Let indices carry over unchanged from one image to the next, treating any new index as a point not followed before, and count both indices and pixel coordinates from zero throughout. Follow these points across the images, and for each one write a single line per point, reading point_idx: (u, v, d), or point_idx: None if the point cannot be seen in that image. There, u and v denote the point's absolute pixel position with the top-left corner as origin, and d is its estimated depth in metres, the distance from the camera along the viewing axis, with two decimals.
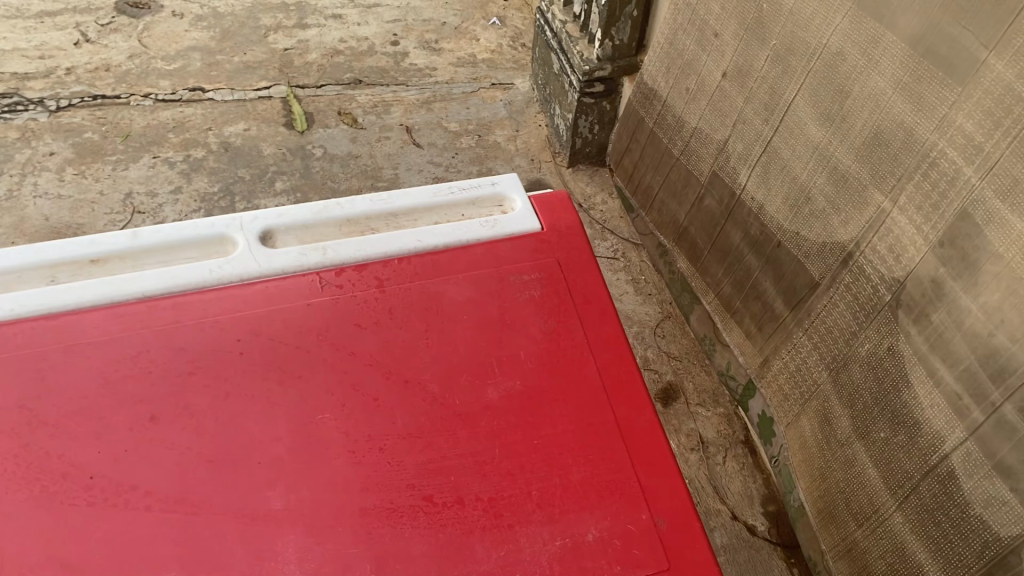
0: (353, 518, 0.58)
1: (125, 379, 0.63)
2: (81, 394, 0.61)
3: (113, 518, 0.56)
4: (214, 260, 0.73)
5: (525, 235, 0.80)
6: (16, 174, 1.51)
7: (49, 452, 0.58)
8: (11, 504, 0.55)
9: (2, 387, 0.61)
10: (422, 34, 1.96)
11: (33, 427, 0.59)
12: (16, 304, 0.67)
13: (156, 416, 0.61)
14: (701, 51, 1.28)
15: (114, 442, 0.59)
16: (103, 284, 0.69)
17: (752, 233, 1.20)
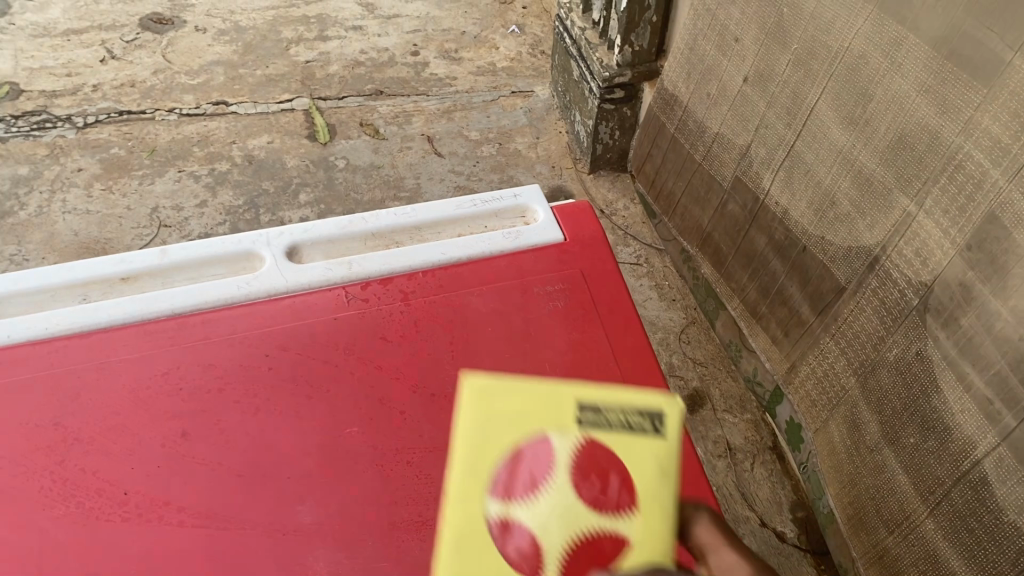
0: (384, 533, 0.58)
1: (156, 396, 0.63)
2: (114, 412, 0.62)
3: (148, 534, 0.56)
4: (241, 276, 0.74)
5: (547, 245, 0.80)
6: (46, 190, 1.54)
7: (83, 469, 0.59)
8: (49, 520, 0.56)
9: (37, 405, 0.62)
10: (442, 44, 1.97)
11: (67, 445, 0.60)
12: (49, 323, 0.68)
13: (188, 432, 0.62)
14: (721, 56, 1.27)
15: (147, 459, 0.60)
16: (135, 302, 0.70)
17: (776, 238, 1.20)
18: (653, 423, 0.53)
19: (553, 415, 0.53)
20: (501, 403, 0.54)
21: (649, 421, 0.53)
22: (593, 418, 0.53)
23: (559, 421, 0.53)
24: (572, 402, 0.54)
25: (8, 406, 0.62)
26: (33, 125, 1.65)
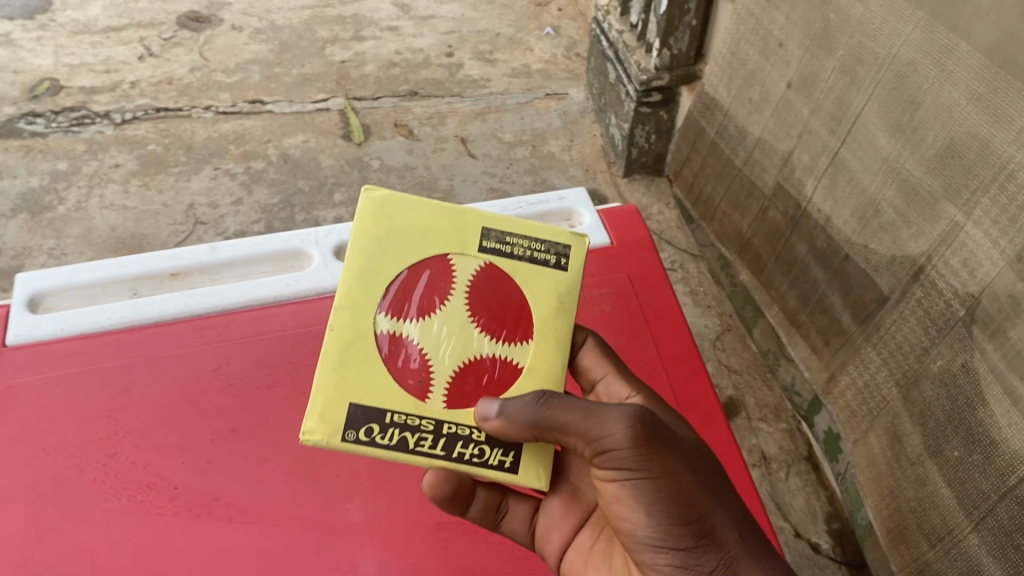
0: (432, 534, 0.62)
1: (206, 392, 0.66)
2: (165, 406, 0.65)
3: (201, 526, 0.59)
4: (289, 274, 0.78)
5: (594, 249, 0.82)
6: (84, 186, 1.56)
7: (135, 462, 0.62)
8: (103, 512, 0.59)
9: (90, 398, 0.65)
10: (477, 45, 1.95)
11: (118, 438, 0.63)
12: (101, 317, 0.71)
13: (237, 428, 0.65)
14: (764, 61, 1.26)
15: (198, 453, 0.63)
16: (186, 298, 0.73)
17: (818, 246, 1.18)
18: (556, 256, 0.64)
19: (457, 239, 0.63)
20: (407, 221, 0.63)
21: (553, 255, 0.64)
22: (494, 246, 0.64)
23: (463, 247, 0.63)
24: (477, 229, 0.64)
25: (62, 398, 0.65)
26: (72, 121, 1.67)
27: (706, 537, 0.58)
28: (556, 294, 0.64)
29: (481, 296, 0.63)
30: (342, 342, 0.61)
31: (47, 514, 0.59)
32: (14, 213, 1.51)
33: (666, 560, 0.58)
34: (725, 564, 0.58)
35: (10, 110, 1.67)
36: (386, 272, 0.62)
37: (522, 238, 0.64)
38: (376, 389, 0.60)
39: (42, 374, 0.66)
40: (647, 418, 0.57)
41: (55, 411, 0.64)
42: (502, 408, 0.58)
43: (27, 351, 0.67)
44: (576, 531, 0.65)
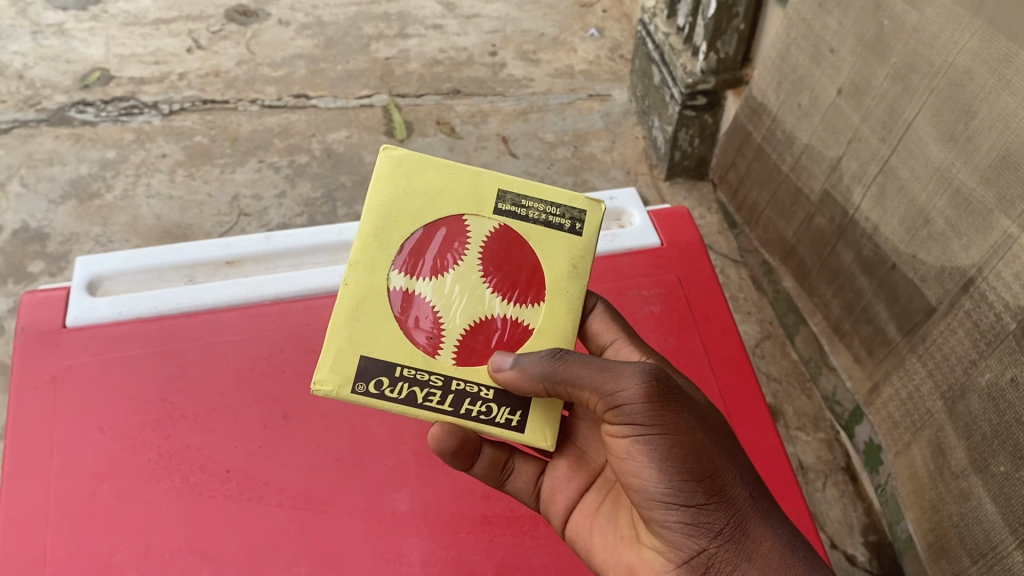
0: (477, 526, 0.68)
1: (258, 378, 0.73)
2: (220, 390, 0.72)
3: (248, 508, 0.66)
4: (340, 265, 0.84)
5: (644, 248, 0.86)
6: (131, 175, 1.59)
7: (188, 444, 0.69)
8: (156, 491, 0.66)
9: (148, 381, 0.72)
10: (520, 44, 1.95)
11: (174, 421, 0.70)
12: (158, 302, 0.78)
13: (288, 415, 0.72)
14: (814, 67, 1.25)
15: (248, 440, 0.70)
16: (239, 286, 0.80)
17: (865, 254, 1.17)
18: (572, 221, 0.67)
19: (474, 200, 0.66)
20: (424, 181, 0.66)
21: (568, 219, 0.67)
22: (509, 208, 0.67)
23: (477, 207, 0.66)
24: (493, 190, 0.66)
25: (120, 381, 0.72)
26: (121, 110, 1.70)
27: (717, 494, 0.59)
28: (570, 258, 0.67)
29: (495, 256, 0.66)
30: (357, 293, 0.63)
31: (103, 491, 0.66)
32: (63, 199, 1.54)
33: (676, 518, 0.59)
34: (734, 521, 0.59)
35: (62, 99, 1.70)
36: (403, 229, 0.65)
37: (537, 202, 0.67)
38: (388, 342, 0.62)
39: (103, 358, 0.74)
40: (661, 377, 0.59)
41: (114, 393, 0.71)
42: (516, 362, 0.60)
43: (86, 333, 0.75)
44: (582, 493, 0.68)
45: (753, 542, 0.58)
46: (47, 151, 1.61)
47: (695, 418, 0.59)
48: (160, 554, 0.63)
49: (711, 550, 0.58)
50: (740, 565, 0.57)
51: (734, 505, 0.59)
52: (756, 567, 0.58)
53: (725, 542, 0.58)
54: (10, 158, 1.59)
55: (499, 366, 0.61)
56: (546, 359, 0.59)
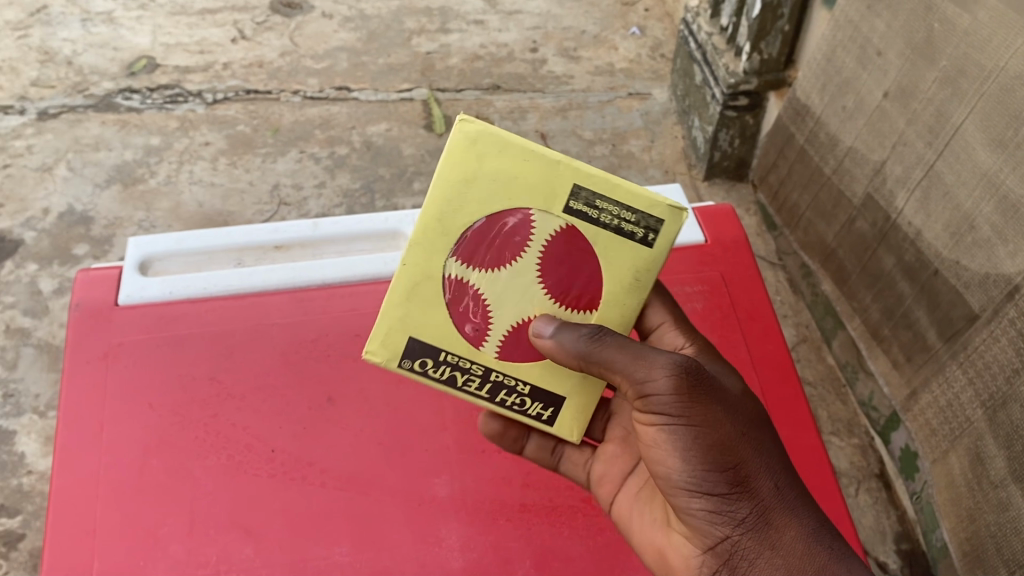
0: (516, 514, 0.70)
1: (304, 361, 0.77)
2: (266, 372, 0.76)
3: (292, 487, 0.69)
4: (386, 253, 0.87)
5: (689, 245, 0.87)
6: (175, 161, 1.61)
7: (235, 423, 0.72)
8: (203, 468, 0.69)
9: (199, 360, 0.76)
10: (561, 41, 1.94)
11: (222, 399, 0.74)
12: (208, 283, 0.81)
13: (333, 398, 0.74)
14: (861, 69, 1.24)
15: (293, 421, 0.73)
16: (287, 271, 0.83)
17: (906, 259, 1.16)
18: (644, 230, 0.63)
19: (545, 195, 0.63)
20: (496, 166, 0.63)
21: (641, 229, 0.63)
22: (581, 207, 0.63)
23: (548, 202, 0.63)
24: (568, 185, 0.62)
25: (169, 360, 0.75)
26: (166, 98, 1.72)
27: (742, 484, 0.59)
28: (634, 269, 0.64)
29: (554, 255, 0.64)
30: (412, 277, 0.65)
31: (151, 466, 0.69)
32: (108, 183, 1.57)
33: (700, 505, 0.59)
34: (758, 510, 0.59)
35: (109, 85, 1.73)
36: (468, 215, 0.63)
37: (614, 206, 0.63)
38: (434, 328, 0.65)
39: (154, 337, 0.77)
40: (692, 366, 0.59)
41: (164, 371, 0.75)
42: (556, 334, 0.61)
43: (138, 312, 0.78)
44: (627, 475, 0.69)
45: (778, 532, 0.59)
46: (93, 136, 1.64)
47: (723, 409, 0.60)
48: (207, 527, 0.67)
49: (734, 538, 0.59)
50: (762, 553, 0.58)
51: (758, 496, 0.59)
52: (779, 556, 0.58)
53: (746, 532, 0.59)
54: (57, 142, 1.62)
55: (539, 335, 0.63)
56: (582, 337, 0.60)
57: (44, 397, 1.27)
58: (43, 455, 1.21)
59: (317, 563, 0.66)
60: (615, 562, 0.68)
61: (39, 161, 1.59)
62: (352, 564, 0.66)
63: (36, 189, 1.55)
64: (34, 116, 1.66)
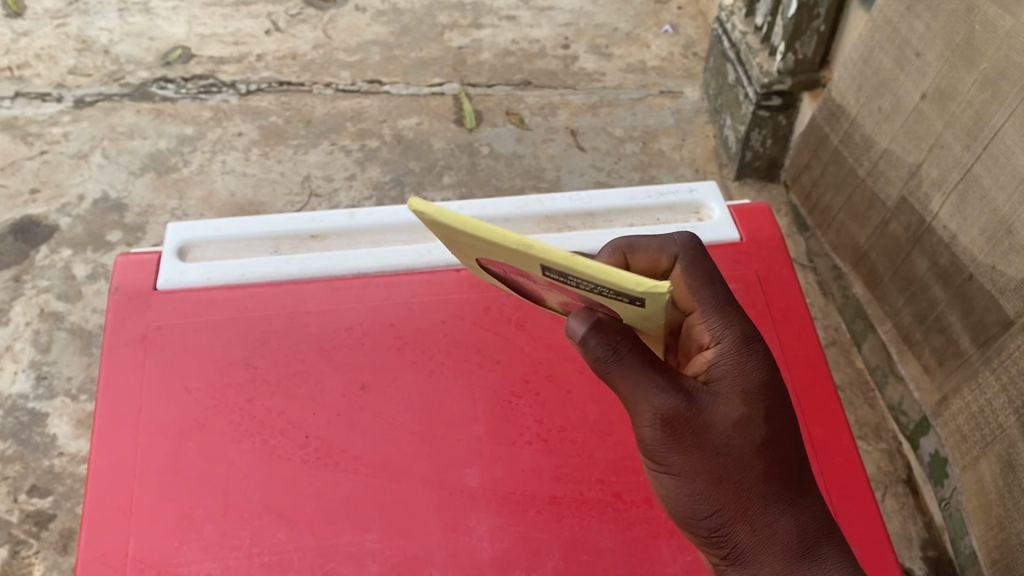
0: (546, 506, 0.70)
1: (339, 349, 0.78)
2: (302, 358, 0.77)
3: (325, 473, 0.70)
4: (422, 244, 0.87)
5: (724, 243, 0.88)
6: (208, 151, 1.63)
7: (270, 408, 0.73)
8: (237, 452, 0.71)
9: (236, 344, 0.77)
10: (594, 38, 1.93)
11: (257, 384, 0.75)
12: (246, 270, 0.82)
13: (366, 386, 0.75)
14: (899, 70, 1.22)
15: (327, 407, 0.74)
16: (323, 260, 0.84)
17: (940, 263, 1.15)
18: (627, 298, 0.50)
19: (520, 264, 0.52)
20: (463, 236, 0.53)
21: (625, 301, 0.50)
22: (557, 276, 0.51)
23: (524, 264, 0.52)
24: (535, 264, 0.51)
25: (206, 345, 0.77)
26: (201, 88, 1.74)
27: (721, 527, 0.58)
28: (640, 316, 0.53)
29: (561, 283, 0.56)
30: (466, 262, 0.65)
31: (187, 449, 0.71)
32: (142, 171, 1.59)
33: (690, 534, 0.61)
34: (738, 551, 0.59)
35: (144, 75, 1.75)
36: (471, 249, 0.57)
37: (587, 283, 0.50)
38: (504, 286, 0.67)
39: (191, 322, 0.78)
40: (667, 416, 0.56)
41: (200, 356, 0.76)
42: (585, 338, 0.54)
43: (177, 296, 0.80)
44: None
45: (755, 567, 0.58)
46: (128, 125, 1.66)
47: (702, 453, 0.57)
48: (242, 510, 0.68)
49: (721, 567, 0.61)
50: None
51: (735, 540, 0.58)
52: None
53: (729, 566, 0.60)
54: (93, 129, 1.65)
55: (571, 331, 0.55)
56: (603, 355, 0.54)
57: (76, 380, 1.29)
58: (74, 437, 1.23)
59: (348, 549, 0.67)
60: (645, 557, 0.68)
61: (75, 148, 1.61)
62: (383, 550, 0.67)
63: (72, 175, 1.57)
64: (71, 103, 1.69)
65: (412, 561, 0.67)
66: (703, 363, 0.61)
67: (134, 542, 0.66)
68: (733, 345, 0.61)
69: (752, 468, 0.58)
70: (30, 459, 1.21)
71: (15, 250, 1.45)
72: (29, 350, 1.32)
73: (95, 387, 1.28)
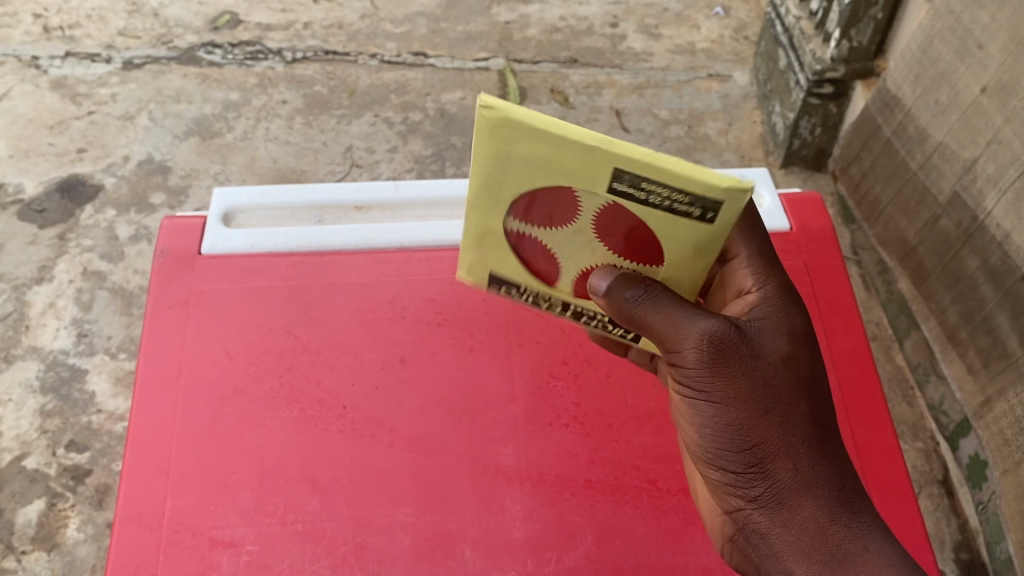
0: (580, 490, 0.70)
1: (379, 320, 0.78)
2: (343, 329, 0.77)
3: (360, 445, 0.70)
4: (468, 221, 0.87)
5: (774, 232, 0.86)
6: (252, 117, 1.64)
7: (308, 377, 0.74)
8: (276, 419, 0.71)
9: (279, 312, 0.77)
10: (643, 17, 1.89)
11: (297, 353, 0.75)
12: (291, 239, 0.82)
13: (405, 359, 0.75)
14: (959, 62, 1.18)
15: (365, 379, 0.74)
16: (366, 231, 0.84)
17: (991, 262, 1.12)
18: (702, 209, 0.55)
19: (585, 177, 0.55)
20: (522, 148, 0.55)
21: (697, 209, 0.55)
22: (627, 188, 0.54)
23: (589, 181, 0.55)
24: (608, 169, 0.54)
25: (248, 311, 0.77)
26: (247, 54, 1.74)
27: (759, 460, 0.60)
28: (694, 241, 0.58)
29: (610, 223, 0.59)
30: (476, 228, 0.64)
31: (226, 413, 0.71)
32: (187, 135, 1.60)
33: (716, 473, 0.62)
34: (774, 487, 0.60)
35: (192, 39, 1.76)
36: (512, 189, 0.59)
37: (658, 193, 0.54)
38: (512, 267, 0.67)
39: (235, 287, 0.79)
40: (719, 338, 0.59)
41: (241, 322, 0.77)
42: (602, 295, 0.62)
43: (220, 261, 0.80)
44: None
45: (789, 510, 0.60)
46: (175, 88, 1.67)
47: (751, 380, 0.60)
48: (276, 478, 0.68)
49: (747, 512, 0.62)
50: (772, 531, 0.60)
51: (773, 477, 0.60)
52: (791, 533, 0.60)
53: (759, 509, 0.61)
54: (140, 91, 1.66)
55: (597, 287, 0.63)
56: (618, 309, 0.61)
57: (115, 340, 1.30)
58: (112, 395, 1.25)
59: (379, 522, 0.67)
60: (678, 547, 0.68)
61: (122, 109, 1.62)
62: (415, 524, 0.67)
63: (118, 137, 1.58)
64: (119, 65, 1.70)
65: (444, 536, 0.67)
66: (745, 306, 0.65)
67: (170, 503, 0.67)
68: (777, 297, 0.64)
69: (797, 405, 0.61)
70: (69, 415, 1.23)
71: (61, 208, 1.47)
72: (71, 307, 1.34)
73: (133, 346, 1.30)
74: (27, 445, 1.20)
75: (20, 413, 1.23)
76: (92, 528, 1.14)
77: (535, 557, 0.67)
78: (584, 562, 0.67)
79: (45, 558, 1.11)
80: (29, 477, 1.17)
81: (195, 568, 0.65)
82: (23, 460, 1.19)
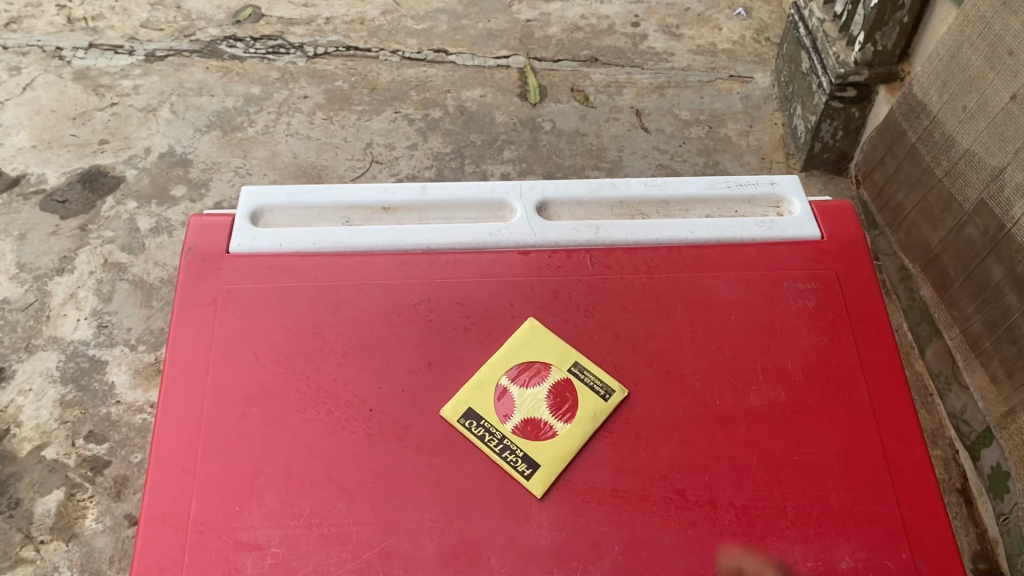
0: (607, 498, 0.70)
1: (407, 322, 0.78)
2: (369, 332, 0.77)
3: (386, 449, 0.70)
4: (494, 223, 0.86)
5: (803, 241, 0.86)
6: (273, 112, 1.64)
7: (336, 380, 0.73)
8: (303, 421, 0.71)
9: (305, 313, 0.77)
10: (664, 17, 1.88)
11: (324, 354, 0.75)
12: (317, 240, 0.83)
13: (432, 363, 0.75)
14: (988, 69, 1.17)
15: (392, 382, 0.74)
16: (391, 233, 0.84)
17: (1017, 271, 1.11)
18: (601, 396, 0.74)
19: (560, 353, 0.77)
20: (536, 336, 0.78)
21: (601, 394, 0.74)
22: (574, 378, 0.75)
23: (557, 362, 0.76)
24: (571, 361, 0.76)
25: (275, 311, 0.77)
26: (269, 49, 1.74)
27: None
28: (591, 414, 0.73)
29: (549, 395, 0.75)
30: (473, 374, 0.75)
31: (252, 414, 0.71)
32: (208, 129, 1.60)
33: None
34: None
35: (215, 32, 1.76)
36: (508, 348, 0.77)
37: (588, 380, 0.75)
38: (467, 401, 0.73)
39: (261, 286, 0.79)
40: None
41: (268, 322, 0.77)
42: None
43: (246, 260, 0.80)
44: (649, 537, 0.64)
45: None
46: (197, 82, 1.67)
47: None
48: (303, 481, 0.68)
49: None
50: None
51: None
52: None
53: None
54: (163, 84, 1.66)
55: None
56: None
57: (135, 331, 1.31)
58: (131, 387, 1.26)
59: (405, 527, 0.67)
60: (706, 559, 0.67)
61: (144, 102, 1.63)
62: (441, 531, 0.67)
63: (140, 129, 1.59)
64: (142, 57, 1.70)
65: (469, 543, 0.67)
66: None
67: (196, 504, 0.68)
68: None
69: None
70: (89, 406, 1.24)
71: (82, 200, 1.48)
72: (92, 299, 1.35)
73: (153, 338, 1.31)
74: (47, 435, 1.21)
75: (40, 403, 1.24)
76: (110, 519, 1.14)
77: (561, 566, 0.67)
78: (610, 571, 0.67)
79: (63, 548, 1.12)
80: (48, 467, 1.18)
81: (221, 570, 0.65)
82: (43, 450, 1.20)
